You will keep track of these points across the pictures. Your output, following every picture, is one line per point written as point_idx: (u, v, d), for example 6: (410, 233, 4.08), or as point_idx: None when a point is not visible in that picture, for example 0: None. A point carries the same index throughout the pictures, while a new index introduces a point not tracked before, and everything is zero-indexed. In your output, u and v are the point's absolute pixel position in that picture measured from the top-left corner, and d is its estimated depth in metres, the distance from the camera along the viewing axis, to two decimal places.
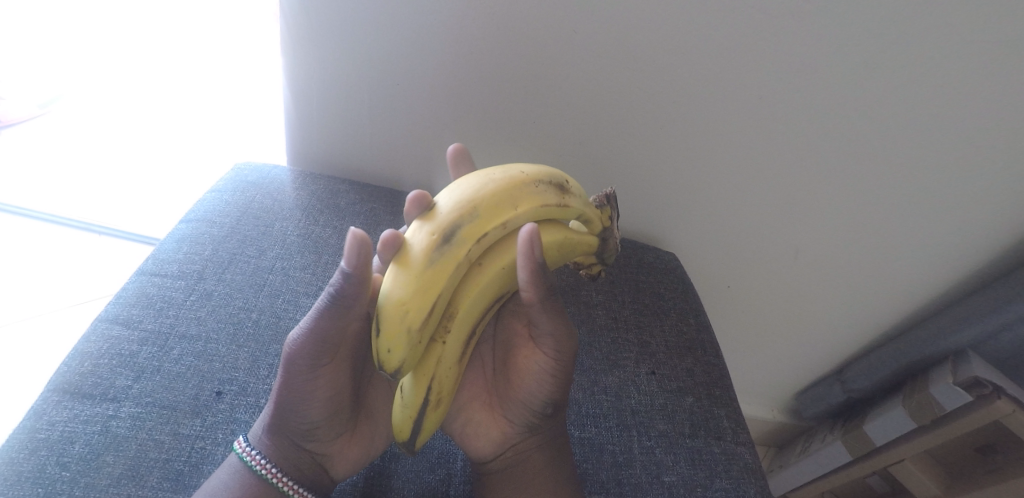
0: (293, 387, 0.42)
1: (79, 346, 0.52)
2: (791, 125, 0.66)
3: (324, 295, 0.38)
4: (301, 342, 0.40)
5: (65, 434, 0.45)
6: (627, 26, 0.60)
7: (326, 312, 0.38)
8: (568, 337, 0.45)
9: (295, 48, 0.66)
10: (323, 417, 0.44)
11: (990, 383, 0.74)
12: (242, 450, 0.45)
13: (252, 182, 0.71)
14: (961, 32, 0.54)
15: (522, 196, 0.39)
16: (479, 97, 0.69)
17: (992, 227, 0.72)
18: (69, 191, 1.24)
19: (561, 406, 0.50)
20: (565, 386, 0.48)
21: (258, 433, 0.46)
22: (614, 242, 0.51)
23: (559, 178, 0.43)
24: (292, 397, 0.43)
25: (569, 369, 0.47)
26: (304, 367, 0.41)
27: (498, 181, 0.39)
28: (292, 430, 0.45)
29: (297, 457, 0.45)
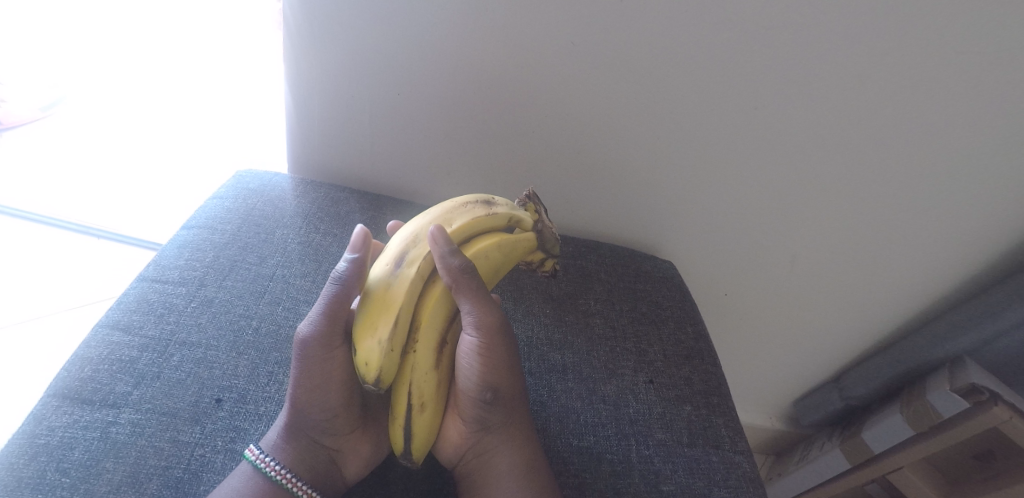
0: (311, 377, 0.44)
1: (80, 351, 0.52)
2: (788, 134, 0.66)
3: (332, 282, 0.44)
4: (314, 330, 0.44)
5: (65, 439, 0.45)
6: (626, 37, 0.60)
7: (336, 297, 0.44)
8: (488, 317, 0.46)
9: (296, 56, 0.67)
10: (338, 410, 0.46)
11: (987, 390, 0.74)
12: (254, 456, 0.45)
13: (253, 189, 0.72)
14: (955, 44, 0.55)
15: (448, 218, 0.47)
16: (479, 105, 0.69)
17: (987, 236, 0.73)
18: (69, 195, 1.24)
19: (504, 398, 0.49)
20: (501, 372, 0.48)
21: (271, 435, 0.47)
22: (552, 233, 0.53)
23: (483, 198, 0.50)
24: (307, 390, 0.45)
25: (495, 356, 0.47)
26: (320, 357, 0.44)
27: (430, 215, 0.47)
28: (309, 427, 0.46)
29: (312, 456, 0.46)
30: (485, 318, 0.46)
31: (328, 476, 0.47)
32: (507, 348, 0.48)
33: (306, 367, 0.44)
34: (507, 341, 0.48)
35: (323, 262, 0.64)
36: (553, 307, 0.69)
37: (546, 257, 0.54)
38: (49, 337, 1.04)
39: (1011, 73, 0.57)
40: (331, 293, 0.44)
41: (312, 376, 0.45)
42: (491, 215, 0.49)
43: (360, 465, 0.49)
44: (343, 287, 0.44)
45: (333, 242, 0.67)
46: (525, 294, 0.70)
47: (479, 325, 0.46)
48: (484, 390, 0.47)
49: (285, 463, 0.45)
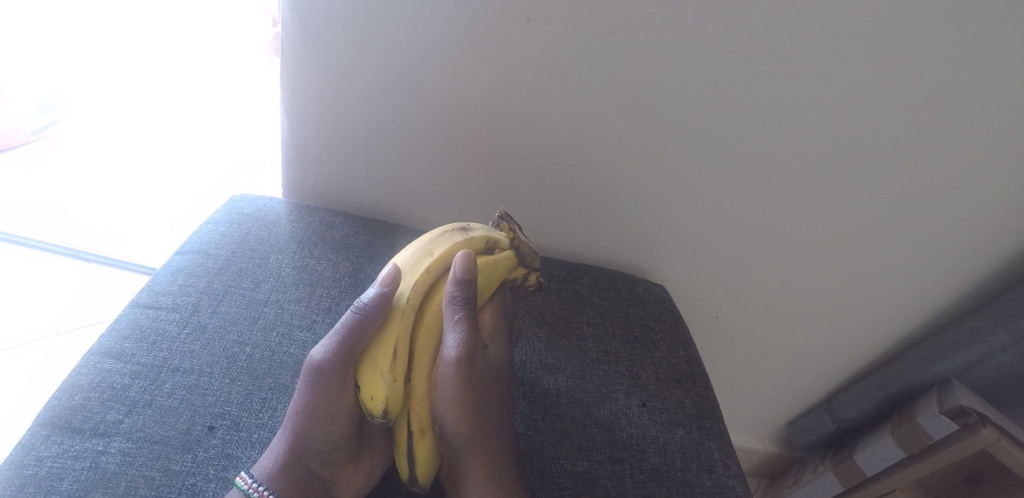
0: (316, 401, 0.45)
1: (71, 379, 0.51)
2: (771, 162, 0.69)
3: (352, 311, 0.44)
4: (329, 357, 0.44)
5: (54, 470, 0.44)
6: (617, 69, 0.63)
7: (354, 326, 0.44)
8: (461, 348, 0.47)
9: (294, 84, 0.68)
10: (337, 435, 0.46)
11: (975, 411, 0.76)
12: (247, 487, 0.44)
13: (248, 214, 0.72)
14: (926, 79, 0.59)
15: (432, 248, 0.48)
16: (474, 133, 0.71)
17: (966, 259, 0.76)
18: (60, 217, 1.23)
19: (481, 428, 0.49)
20: (461, 411, 0.48)
21: (266, 460, 0.47)
22: (528, 248, 0.55)
23: (459, 225, 0.52)
24: (314, 415, 0.45)
25: (468, 385, 0.48)
26: (331, 384, 0.45)
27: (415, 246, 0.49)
28: (309, 454, 0.47)
29: (307, 483, 0.47)
30: (459, 350, 0.47)
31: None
32: (477, 384, 0.48)
33: (316, 393, 0.45)
34: (478, 377, 0.48)
35: (317, 287, 0.64)
36: (546, 331, 0.70)
37: (528, 271, 0.56)
38: (33, 363, 1.01)
39: (981, 109, 0.60)
40: (351, 322, 0.44)
41: (319, 402, 0.45)
42: (472, 240, 0.51)
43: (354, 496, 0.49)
44: (364, 318, 0.44)
45: (328, 267, 0.67)
46: (519, 318, 0.71)
47: (450, 356, 0.47)
48: (439, 423, 0.48)
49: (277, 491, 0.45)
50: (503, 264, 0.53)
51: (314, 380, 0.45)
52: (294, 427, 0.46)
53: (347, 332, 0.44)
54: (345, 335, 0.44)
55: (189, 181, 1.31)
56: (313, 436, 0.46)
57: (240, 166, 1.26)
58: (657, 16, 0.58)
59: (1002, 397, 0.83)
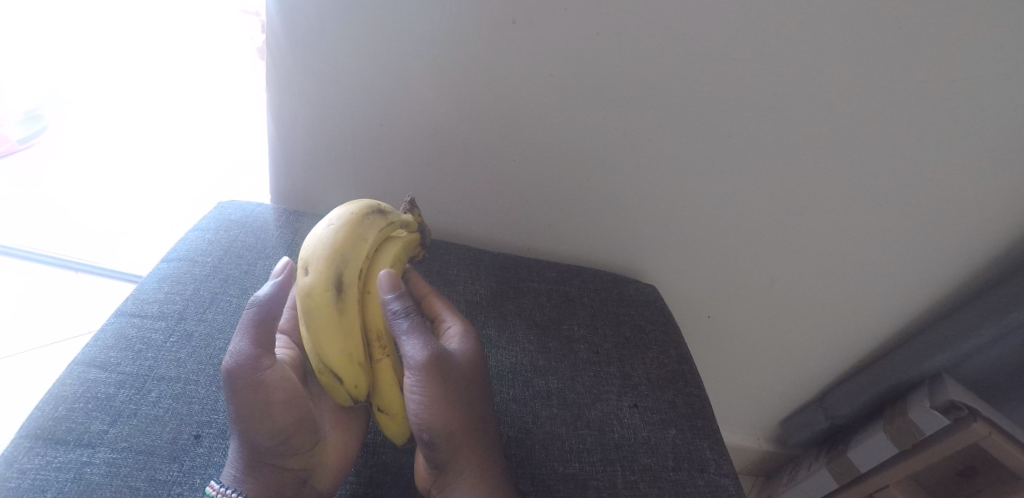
0: (249, 402, 0.43)
1: (54, 389, 0.51)
2: (758, 161, 0.70)
3: (250, 308, 0.46)
4: (244, 358, 0.44)
5: (37, 482, 0.44)
6: (604, 69, 0.63)
7: (258, 321, 0.45)
8: (422, 357, 0.47)
9: (280, 88, 0.68)
10: (289, 428, 0.45)
11: (965, 405, 0.76)
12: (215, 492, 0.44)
13: (235, 220, 0.72)
14: (909, 76, 0.59)
15: (360, 232, 0.48)
16: (462, 135, 0.71)
17: (953, 254, 0.77)
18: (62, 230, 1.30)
19: (453, 434, 0.47)
20: (437, 413, 0.47)
21: (231, 467, 0.46)
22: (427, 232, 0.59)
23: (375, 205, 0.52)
24: (250, 419, 0.44)
25: (436, 389, 0.47)
26: (253, 385, 0.44)
27: (341, 230, 0.48)
28: (265, 455, 0.45)
29: (279, 482, 0.45)
30: (421, 356, 0.47)
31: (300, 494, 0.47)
32: (445, 383, 0.47)
33: (241, 399, 0.43)
34: (446, 377, 0.47)
35: None
36: (537, 333, 0.70)
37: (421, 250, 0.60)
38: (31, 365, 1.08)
39: (963, 105, 0.61)
40: (257, 317, 0.45)
41: (251, 405, 0.44)
42: (384, 218, 0.51)
43: (335, 480, 0.49)
44: (265, 310, 0.46)
45: None
46: (509, 320, 0.71)
47: (412, 363, 0.47)
48: (422, 429, 0.47)
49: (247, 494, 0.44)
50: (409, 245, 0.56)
51: (233, 388, 0.43)
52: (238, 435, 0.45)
53: (257, 326, 0.45)
54: (252, 332, 0.45)
55: (182, 187, 1.30)
56: (259, 441, 0.44)
57: (237, 170, 1.24)
58: (647, 17, 0.58)
59: (992, 391, 0.84)
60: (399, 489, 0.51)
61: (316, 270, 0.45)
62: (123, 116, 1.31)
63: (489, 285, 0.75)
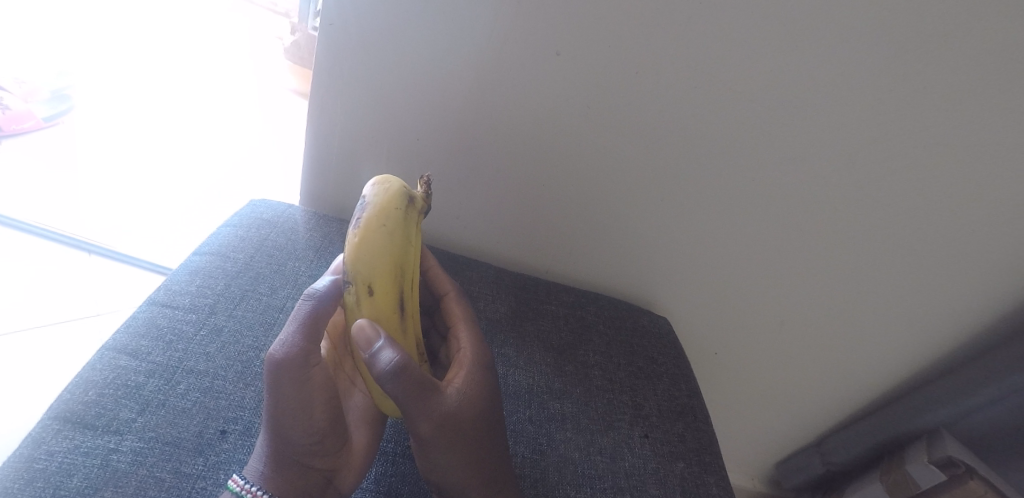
0: (292, 396, 0.44)
1: (83, 374, 0.51)
2: (779, 207, 0.72)
3: (304, 301, 0.46)
4: (295, 350, 0.45)
5: (64, 465, 0.44)
6: (639, 105, 0.65)
7: (313, 313, 0.46)
8: (419, 427, 0.45)
9: (324, 97, 0.70)
10: (322, 423, 0.47)
11: (963, 463, 0.77)
12: (237, 486, 0.43)
13: (266, 219, 0.73)
14: (928, 137, 0.62)
15: (406, 232, 0.46)
16: (495, 156, 0.73)
17: (959, 311, 0.79)
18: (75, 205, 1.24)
19: (452, 475, 0.48)
20: (445, 472, 0.48)
21: (256, 461, 0.45)
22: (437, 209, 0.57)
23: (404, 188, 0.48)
24: (292, 411, 0.45)
25: (434, 440, 0.46)
26: (299, 379, 0.45)
27: (389, 231, 0.44)
28: (294, 451, 0.45)
29: (305, 480, 0.46)
30: (425, 421, 0.45)
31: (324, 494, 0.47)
32: (448, 444, 0.47)
33: (287, 390, 0.44)
34: (451, 440, 0.47)
35: None
36: (553, 356, 0.71)
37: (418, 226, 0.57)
38: (36, 345, 1.00)
39: (977, 170, 0.63)
40: (307, 314, 0.46)
41: (291, 398, 0.44)
42: (413, 204, 0.47)
43: (358, 476, 0.49)
44: (320, 306, 0.46)
45: None
46: (526, 341, 0.72)
47: (413, 430, 0.46)
48: (434, 482, 0.49)
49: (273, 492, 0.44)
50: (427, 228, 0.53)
51: (279, 379, 0.44)
52: (273, 429, 0.45)
53: (312, 320, 0.46)
54: (304, 324, 0.46)
55: (212, 181, 1.30)
56: (294, 434, 0.45)
57: (265, 171, 1.24)
58: (682, 60, 0.61)
59: (991, 451, 0.84)
60: None
61: (374, 287, 0.43)
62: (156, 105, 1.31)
63: (509, 304, 0.76)
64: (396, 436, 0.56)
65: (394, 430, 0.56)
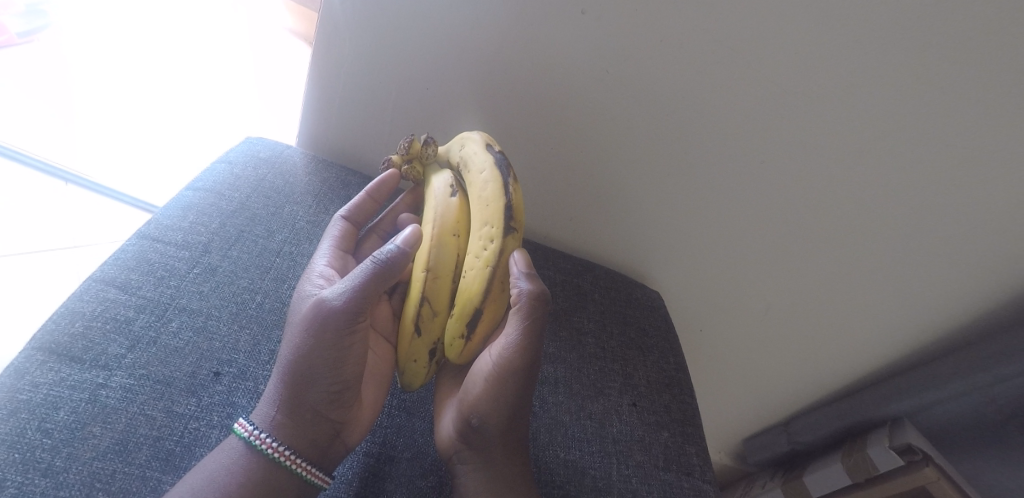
0: (330, 347, 0.42)
1: (70, 304, 0.49)
2: (784, 193, 0.71)
3: (369, 261, 0.43)
4: (342, 304, 0.42)
5: (50, 398, 0.42)
6: (654, 74, 0.62)
7: (373, 273, 0.43)
8: (517, 358, 0.44)
9: (331, 34, 0.66)
10: (353, 379, 0.44)
11: (921, 451, 0.81)
12: (248, 433, 0.42)
13: (263, 159, 0.70)
14: (945, 135, 0.60)
15: None
16: (504, 112, 0.70)
17: (942, 310, 0.80)
18: (61, 133, 1.19)
19: (504, 427, 0.47)
20: (500, 408, 0.46)
21: (269, 406, 0.44)
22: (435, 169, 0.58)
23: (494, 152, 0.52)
24: (322, 360, 0.42)
25: (514, 388, 0.45)
26: (338, 334, 0.42)
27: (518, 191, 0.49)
28: (315, 401, 0.43)
29: (318, 434, 0.43)
30: (527, 356, 0.44)
31: (330, 448, 0.44)
32: (525, 390, 0.46)
33: (324, 339, 0.42)
34: (529, 385, 0.46)
35: None
36: (549, 321, 0.71)
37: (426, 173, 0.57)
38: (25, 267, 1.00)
39: (986, 173, 0.62)
40: (370, 270, 0.43)
41: (331, 349, 0.42)
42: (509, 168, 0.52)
43: (363, 435, 0.48)
44: (384, 267, 0.43)
45: None
46: None
47: (504, 355, 0.45)
48: (474, 413, 0.47)
49: (281, 439, 0.42)
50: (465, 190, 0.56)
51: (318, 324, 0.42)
52: (297, 371, 0.43)
53: (368, 282, 0.43)
54: (366, 280, 0.43)
55: (201, 119, 1.26)
56: (320, 383, 0.43)
57: (256, 111, 1.20)
58: (708, 30, 0.57)
59: (947, 443, 0.88)
60: (410, 453, 0.51)
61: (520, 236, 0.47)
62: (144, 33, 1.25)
63: None
64: (395, 389, 0.56)
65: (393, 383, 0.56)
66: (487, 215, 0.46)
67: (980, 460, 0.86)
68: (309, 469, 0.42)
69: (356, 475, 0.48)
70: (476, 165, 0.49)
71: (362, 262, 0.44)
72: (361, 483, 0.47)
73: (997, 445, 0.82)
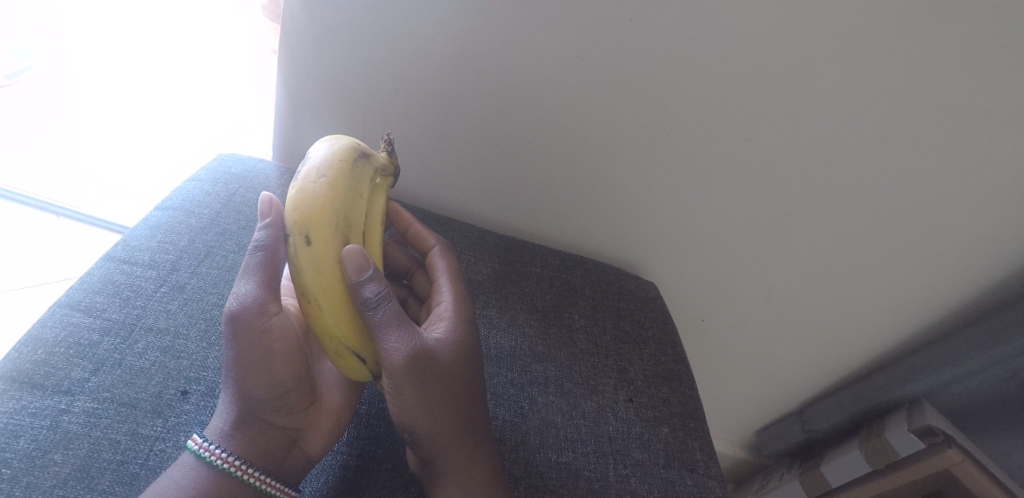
0: (253, 352, 0.42)
1: (33, 331, 0.48)
2: (773, 169, 0.68)
3: (252, 252, 0.43)
4: (247, 301, 0.42)
5: (10, 427, 0.41)
6: (629, 57, 0.60)
7: (263, 263, 0.43)
8: (400, 355, 0.43)
9: (296, 43, 0.65)
10: (292, 380, 0.45)
11: (942, 431, 0.76)
12: (198, 446, 0.41)
13: (235, 175, 0.69)
14: (938, 97, 0.57)
15: (354, 186, 0.43)
16: (478, 108, 0.69)
17: (952, 280, 0.77)
18: (55, 168, 1.24)
19: (435, 430, 0.46)
20: (421, 409, 0.45)
21: (217, 421, 0.44)
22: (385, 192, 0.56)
23: (363, 148, 0.46)
24: (250, 367, 0.43)
25: (417, 386, 0.44)
26: (255, 335, 0.42)
27: (325, 183, 0.41)
28: (257, 408, 0.44)
29: (270, 441, 0.44)
30: (402, 353, 0.43)
31: (288, 455, 0.45)
32: (428, 383, 0.45)
33: (245, 345, 0.42)
34: (430, 374, 0.45)
35: None
36: (537, 318, 0.69)
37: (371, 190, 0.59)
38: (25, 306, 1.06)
39: (985, 133, 0.59)
40: (254, 262, 0.43)
41: (252, 354, 0.42)
42: (371, 161, 0.46)
43: (326, 440, 0.47)
44: (267, 256, 0.43)
45: None
46: (510, 303, 0.70)
47: (390, 362, 0.43)
48: (408, 429, 0.46)
49: (233, 451, 0.42)
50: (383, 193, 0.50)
51: (236, 334, 0.42)
52: (233, 384, 0.43)
53: (262, 269, 0.43)
54: (255, 273, 0.43)
55: (185, 145, 1.26)
56: (257, 391, 0.43)
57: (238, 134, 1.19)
58: (683, 6, 0.55)
59: (966, 419, 0.85)
60: (390, 464, 0.49)
61: (314, 238, 0.41)
62: (131, 69, 1.28)
63: (492, 266, 0.73)
64: (372, 398, 0.54)
65: (370, 391, 0.55)
66: (309, 221, 0.41)
67: (1001, 435, 0.83)
68: (268, 480, 0.42)
69: (332, 489, 0.46)
70: (301, 169, 0.43)
71: (247, 255, 0.44)
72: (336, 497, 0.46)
73: (1018, 418, 0.79)
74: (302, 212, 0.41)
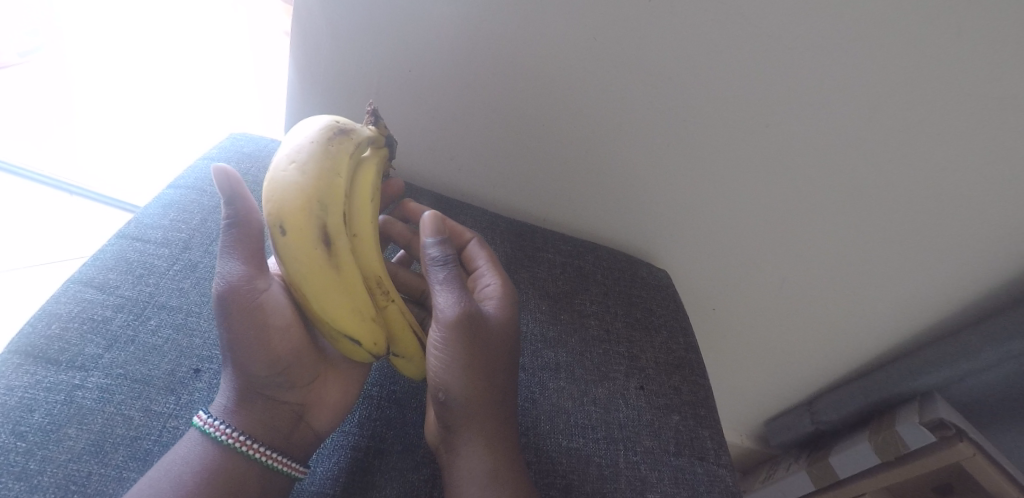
0: (249, 329, 0.42)
1: (48, 306, 0.48)
2: (793, 156, 0.66)
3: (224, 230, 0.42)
4: (233, 281, 0.42)
5: (25, 401, 0.42)
6: (646, 39, 0.58)
7: (240, 240, 0.42)
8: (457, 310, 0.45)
9: (306, 20, 0.64)
10: (293, 357, 0.45)
11: (954, 425, 0.76)
12: (203, 423, 0.42)
13: (247, 154, 0.68)
14: (971, 85, 0.55)
15: (326, 167, 0.42)
16: (490, 90, 0.67)
17: (974, 275, 0.75)
18: (66, 146, 1.23)
19: (466, 396, 0.46)
20: (460, 371, 0.45)
21: (222, 399, 0.44)
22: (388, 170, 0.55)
23: (339, 126, 0.45)
24: (248, 345, 0.43)
25: (463, 346, 0.45)
26: (250, 313, 0.42)
27: (294, 171, 0.41)
28: (260, 386, 0.44)
29: (274, 418, 0.44)
30: (456, 309, 0.45)
31: (295, 432, 0.45)
32: (473, 344, 0.46)
33: (240, 324, 0.42)
34: (478, 337, 0.46)
35: None
36: (549, 304, 0.68)
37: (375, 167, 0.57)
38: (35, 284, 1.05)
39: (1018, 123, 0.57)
40: (231, 241, 0.42)
41: (250, 331, 0.42)
42: (350, 137, 0.45)
43: (333, 417, 0.48)
44: (240, 231, 0.42)
45: None
46: (522, 288, 0.69)
47: (445, 317, 0.45)
48: (441, 390, 0.45)
49: (238, 429, 0.43)
50: (371, 167, 0.48)
51: (230, 313, 0.42)
52: (233, 364, 0.43)
53: (240, 245, 0.42)
54: (235, 251, 0.42)
55: (197, 126, 1.25)
56: (257, 369, 0.43)
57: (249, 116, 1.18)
58: None
59: (981, 415, 0.84)
60: (400, 446, 0.49)
61: (290, 227, 0.40)
62: None
63: (504, 250, 0.73)
64: (382, 380, 0.54)
65: (380, 373, 0.54)
66: (284, 211, 0.41)
67: (1016, 433, 0.81)
68: (275, 456, 0.42)
69: (342, 470, 0.46)
70: (278, 157, 0.43)
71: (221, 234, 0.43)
72: (346, 477, 0.46)
73: None
74: (276, 204, 0.41)
